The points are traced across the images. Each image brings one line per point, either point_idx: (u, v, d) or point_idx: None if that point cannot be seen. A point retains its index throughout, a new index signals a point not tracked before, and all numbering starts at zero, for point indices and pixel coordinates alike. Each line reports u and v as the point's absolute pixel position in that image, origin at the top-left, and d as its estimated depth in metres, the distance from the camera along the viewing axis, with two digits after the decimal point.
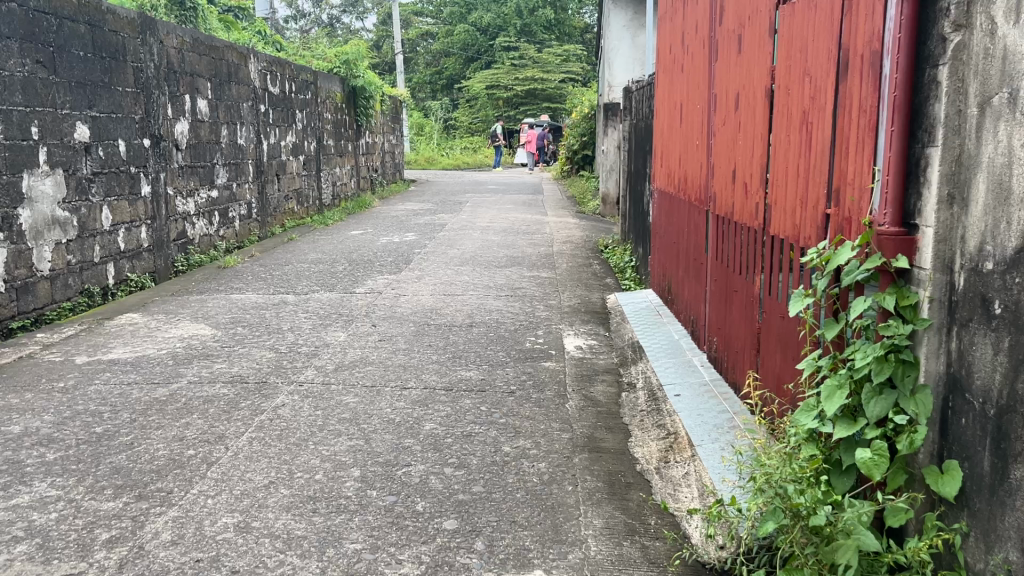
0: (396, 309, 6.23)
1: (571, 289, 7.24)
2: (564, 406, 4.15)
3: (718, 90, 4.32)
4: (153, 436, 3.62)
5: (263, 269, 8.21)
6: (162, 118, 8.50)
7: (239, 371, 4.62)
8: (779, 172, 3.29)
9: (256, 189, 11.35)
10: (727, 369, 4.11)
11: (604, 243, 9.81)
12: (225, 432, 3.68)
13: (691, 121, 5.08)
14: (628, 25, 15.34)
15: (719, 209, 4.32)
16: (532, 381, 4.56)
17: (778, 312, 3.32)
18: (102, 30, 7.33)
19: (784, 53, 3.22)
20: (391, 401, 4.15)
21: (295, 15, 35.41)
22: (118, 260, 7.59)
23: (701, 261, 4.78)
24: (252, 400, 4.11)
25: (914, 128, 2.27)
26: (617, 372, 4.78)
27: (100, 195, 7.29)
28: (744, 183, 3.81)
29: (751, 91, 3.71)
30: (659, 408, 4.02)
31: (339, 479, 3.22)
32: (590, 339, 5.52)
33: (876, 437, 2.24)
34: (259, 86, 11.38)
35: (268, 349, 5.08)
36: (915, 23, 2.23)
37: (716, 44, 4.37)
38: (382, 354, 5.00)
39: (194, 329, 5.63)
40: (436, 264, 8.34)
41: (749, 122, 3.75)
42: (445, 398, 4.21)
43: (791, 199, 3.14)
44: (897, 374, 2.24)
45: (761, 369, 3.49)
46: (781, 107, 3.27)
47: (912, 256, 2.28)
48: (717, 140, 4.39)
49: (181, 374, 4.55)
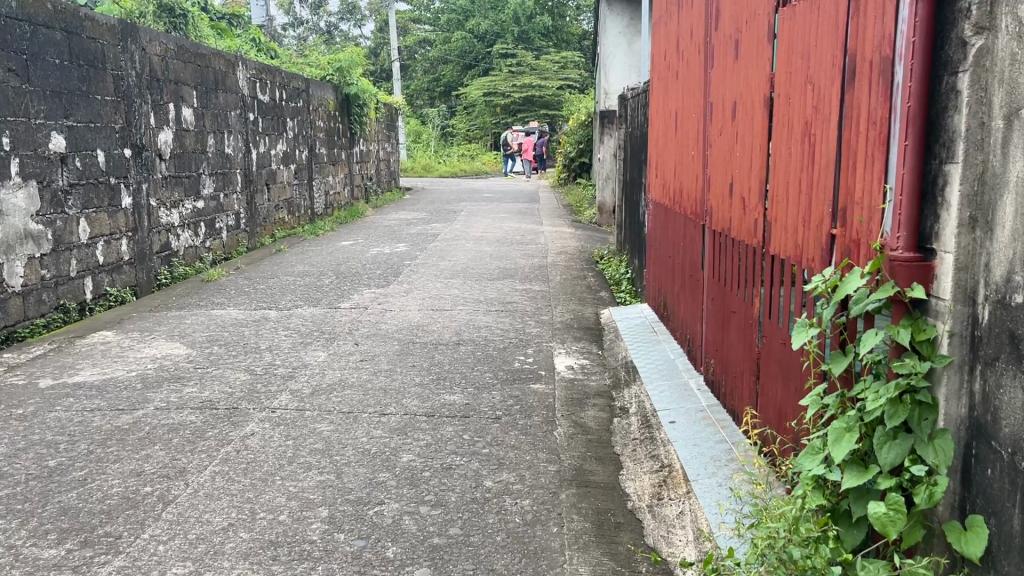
0: (381, 326, 5.99)
1: (564, 303, 7.00)
2: (552, 434, 3.90)
3: (714, 98, 4.09)
4: (108, 471, 3.38)
5: (247, 283, 7.97)
6: (145, 128, 8.27)
7: (210, 395, 4.38)
8: (779, 188, 3.05)
9: (245, 199, 11.12)
10: (726, 394, 3.87)
11: (599, 254, 9.58)
12: (187, 466, 3.44)
13: (686, 130, 4.85)
14: (624, 31, 15.12)
15: (716, 224, 4.08)
16: (519, 405, 4.32)
17: (779, 338, 3.08)
18: (80, 37, 7.11)
19: (784, 59, 2.99)
20: (367, 429, 3.90)
21: (293, 22, 35.26)
22: (97, 274, 7.35)
23: (698, 278, 4.54)
24: (220, 429, 3.87)
25: (929, 142, 2.04)
26: (610, 395, 4.54)
27: (77, 208, 7.06)
28: (742, 197, 3.58)
29: (749, 100, 3.48)
30: (653, 436, 3.78)
31: (305, 521, 2.98)
32: (582, 358, 5.27)
33: (891, 488, 2.00)
34: (248, 94, 11.16)
35: (243, 370, 4.84)
36: (930, 24, 1.99)
37: (712, 49, 4.14)
38: (363, 376, 4.76)
39: (168, 349, 5.39)
40: (426, 277, 8.10)
41: (747, 133, 3.52)
42: (426, 426, 3.97)
43: (792, 217, 2.90)
44: (912, 417, 2.00)
45: (761, 398, 3.25)
46: (781, 118, 3.03)
47: (928, 284, 2.04)
48: (713, 151, 4.16)
49: (149, 399, 4.31)
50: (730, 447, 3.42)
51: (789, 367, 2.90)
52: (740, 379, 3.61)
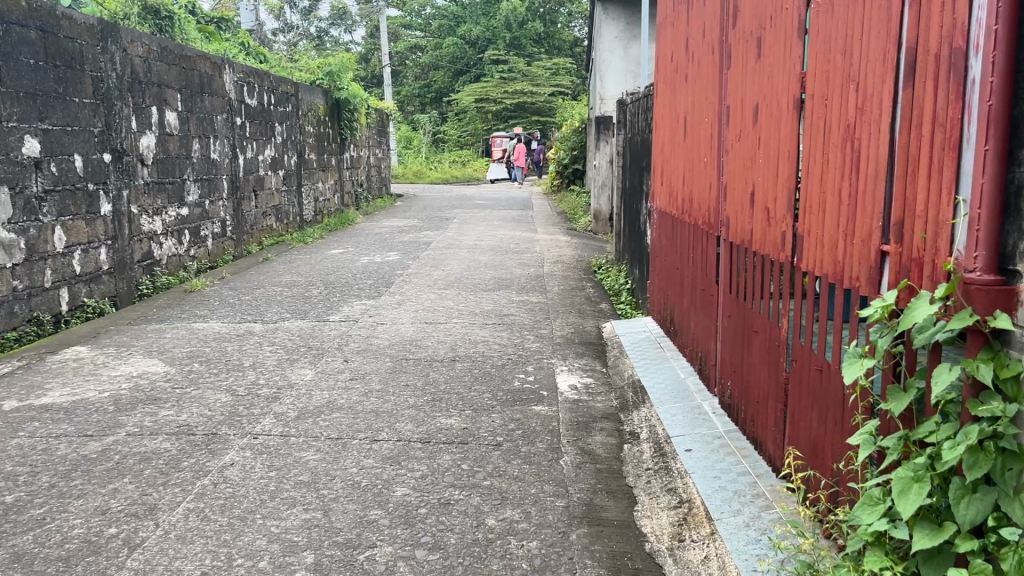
0: (373, 341, 5.67)
1: (564, 315, 6.70)
2: (558, 464, 3.60)
3: (731, 101, 3.81)
4: (70, 509, 3.06)
5: (232, 294, 7.63)
6: (126, 131, 7.94)
7: (187, 419, 4.05)
8: (812, 198, 2.76)
9: (231, 206, 10.78)
10: (745, 420, 3.59)
11: (597, 263, 9.30)
12: (158, 502, 3.11)
13: (697, 135, 4.56)
14: (619, 36, 14.82)
15: (733, 235, 3.81)
16: (521, 430, 4.01)
17: (813, 363, 2.79)
18: (56, 37, 6.78)
19: (818, 58, 2.71)
20: (357, 459, 3.59)
21: (282, 28, 34.87)
22: (73, 284, 7.01)
23: (711, 294, 4.25)
24: (197, 459, 3.54)
25: (1011, 148, 1.75)
26: (617, 419, 4.24)
27: (52, 215, 6.72)
28: (765, 208, 3.29)
29: (773, 102, 3.20)
30: (668, 466, 3.48)
31: (288, 568, 2.67)
32: (585, 376, 4.98)
33: (972, 551, 1.70)
34: (235, 98, 10.84)
35: (224, 391, 4.51)
36: (1015, 10, 1.71)
37: (729, 49, 3.86)
38: (353, 397, 4.43)
39: (145, 366, 5.07)
40: (418, 288, 7.79)
41: (770, 139, 3.24)
42: (422, 454, 3.65)
43: (830, 231, 2.61)
44: (996, 468, 1.70)
45: (792, 428, 2.96)
46: (813, 122, 2.74)
47: (1011, 312, 1.75)
48: (729, 158, 3.88)
49: (121, 424, 3.98)
50: (755, 481, 3.14)
51: (827, 397, 2.61)
52: (764, 404, 3.32)
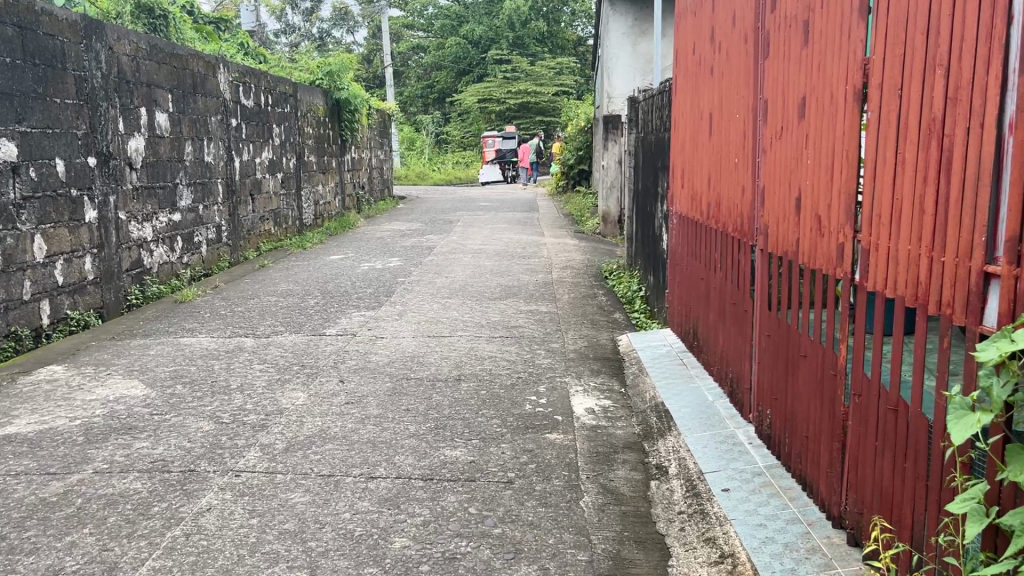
0: (372, 359, 5.26)
1: (575, 327, 6.27)
2: (578, 507, 3.19)
3: (770, 94, 3.40)
4: (18, 570, 2.65)
5: (225, 305, 7.22)
6: (113, 134, 7.55)
7: (163, 453, 3.63)
8: (881, 203, 2.35)
9: (227, 210, 10.40)
10: (789, 454, 3.19)
11: (608, 269, 8.89)
12: (120, 560, 2.70)
13: (727, 132, 4.15)
14: (628, 33, 14.38)
15: (772, 243, 3.41)
16: (535, 464, 3.59)
17: (879, 398, 2.38)
18: (35, 33, 6.38)
19: (889, 39, 2.30)
20: (351, 502, 3.17)
21: (284, 29, 34.44)
22: (55, 296, 6.61)
23: (745, 310, 3.83)
24: (170, 503, 3.12)
25: None
26: (642, 450, 3.83)
27: (32, 223, 6.34)
28: (815, 215, 2.89)
29: (824, 95, 2.79)
30: (703, 510, 3.07)
31: None
32: (602, 398, 4.56)
33: None
34: (230, 99, 10.45)
35: (207, 418, 4.10)
36: None
37: (766, 37, 3.45)
38: (348, 425, 4.02)
39: (124, 389, 4.65)
40: (421, 297, 7.38)
41: (821, 137, 2.83)
42: (423, 495, 3.24)
43: (906, 243, 2.21)
44: None
45: (853, 473, 2.56)
46: (883, 114, 2.33)
47: None
48: (766, 158, 3.48)
49: (89, 460, 3.56)
50: (807, 532, 2.72)
51: (904, 444, 2.23)
52: (813, 440, 2.92)
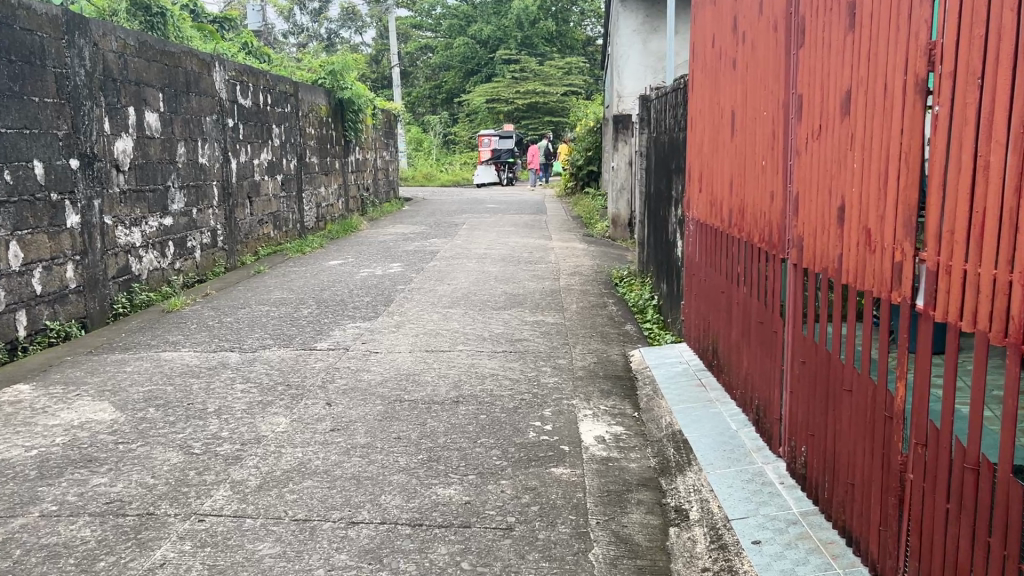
0: (363, 377, 4.86)
1: (584, 341, 5.86)
2: (587, 560, 2.79)
3: (805, 87, 2.99)
4: None
5: (213, 315, 6.82)
6: (98, 134, 7.17)
7: (121, 493, 3.24)
8: (955, 218, 1.94)
9: (224, 213, 10.03)
10: (829, 501, 2.78)
11: (618, 275, 8.47)
12: None
13: (752, 131, 3.74)
14: (637, 31, 13.92)
15: (807, 258, 3.00)
16: (538, 506, 3.18)
17: (952, 455, 1.97)
18: (10, 29, 6.00)
19: (966, 18, 1.89)
20: (326, 555, 2.77)
21: (293, 29, 34.09)
22: (32, 306, 6.24)
23: (775, 331, 3.40)
24: (118, 557, 2.73)
25: None
26: (657, 487, 3.43)
27: (7, 228, 5.96)
28: (863, 227, 2.47)
29: (877, 88, 2.38)
30: (731, 567, 2.66)
31: None
32: (613, 424, 4.15)
33: None
34: (226, 98, 10.05)
35: (177, 449, 3.70)
36: None
37: (801, 24, 3.03)
38: (332, 457, 3.62)
39: (91, 412, 4.26)
40: (420, 306, 6.97)
41: (871, 137, 2.42)
42: (410, 547, 2.83)
43: (990, 269, 1.80)
44: None
45: (915, 537, 2.15)
46: (957, 109, 1.92)
47: None
48: (799, 161, 3.07)
49: (37, 500, 3.17)
50: None
51: (986, 513, 1.84)
52: (861, 489, 2.51)
